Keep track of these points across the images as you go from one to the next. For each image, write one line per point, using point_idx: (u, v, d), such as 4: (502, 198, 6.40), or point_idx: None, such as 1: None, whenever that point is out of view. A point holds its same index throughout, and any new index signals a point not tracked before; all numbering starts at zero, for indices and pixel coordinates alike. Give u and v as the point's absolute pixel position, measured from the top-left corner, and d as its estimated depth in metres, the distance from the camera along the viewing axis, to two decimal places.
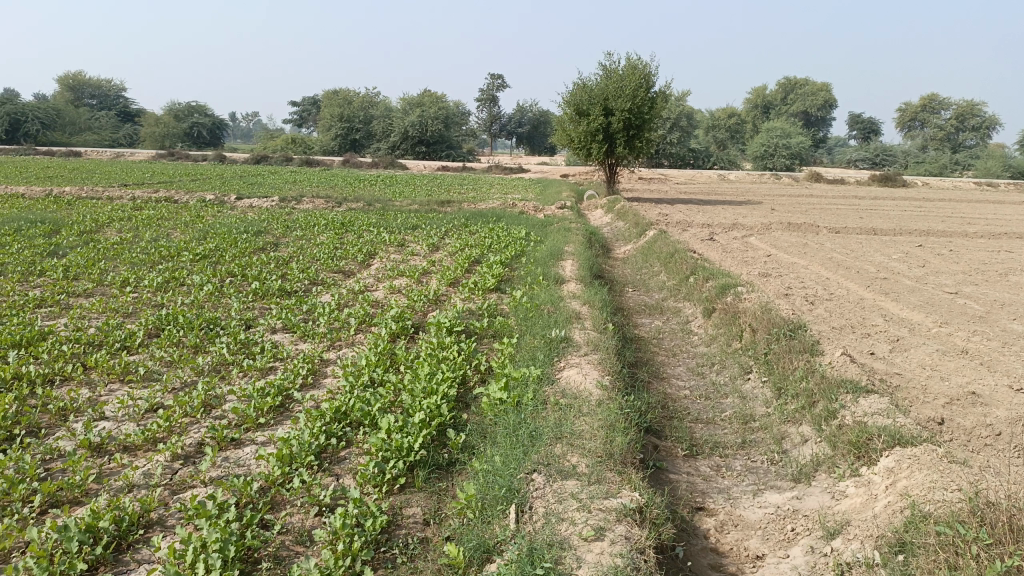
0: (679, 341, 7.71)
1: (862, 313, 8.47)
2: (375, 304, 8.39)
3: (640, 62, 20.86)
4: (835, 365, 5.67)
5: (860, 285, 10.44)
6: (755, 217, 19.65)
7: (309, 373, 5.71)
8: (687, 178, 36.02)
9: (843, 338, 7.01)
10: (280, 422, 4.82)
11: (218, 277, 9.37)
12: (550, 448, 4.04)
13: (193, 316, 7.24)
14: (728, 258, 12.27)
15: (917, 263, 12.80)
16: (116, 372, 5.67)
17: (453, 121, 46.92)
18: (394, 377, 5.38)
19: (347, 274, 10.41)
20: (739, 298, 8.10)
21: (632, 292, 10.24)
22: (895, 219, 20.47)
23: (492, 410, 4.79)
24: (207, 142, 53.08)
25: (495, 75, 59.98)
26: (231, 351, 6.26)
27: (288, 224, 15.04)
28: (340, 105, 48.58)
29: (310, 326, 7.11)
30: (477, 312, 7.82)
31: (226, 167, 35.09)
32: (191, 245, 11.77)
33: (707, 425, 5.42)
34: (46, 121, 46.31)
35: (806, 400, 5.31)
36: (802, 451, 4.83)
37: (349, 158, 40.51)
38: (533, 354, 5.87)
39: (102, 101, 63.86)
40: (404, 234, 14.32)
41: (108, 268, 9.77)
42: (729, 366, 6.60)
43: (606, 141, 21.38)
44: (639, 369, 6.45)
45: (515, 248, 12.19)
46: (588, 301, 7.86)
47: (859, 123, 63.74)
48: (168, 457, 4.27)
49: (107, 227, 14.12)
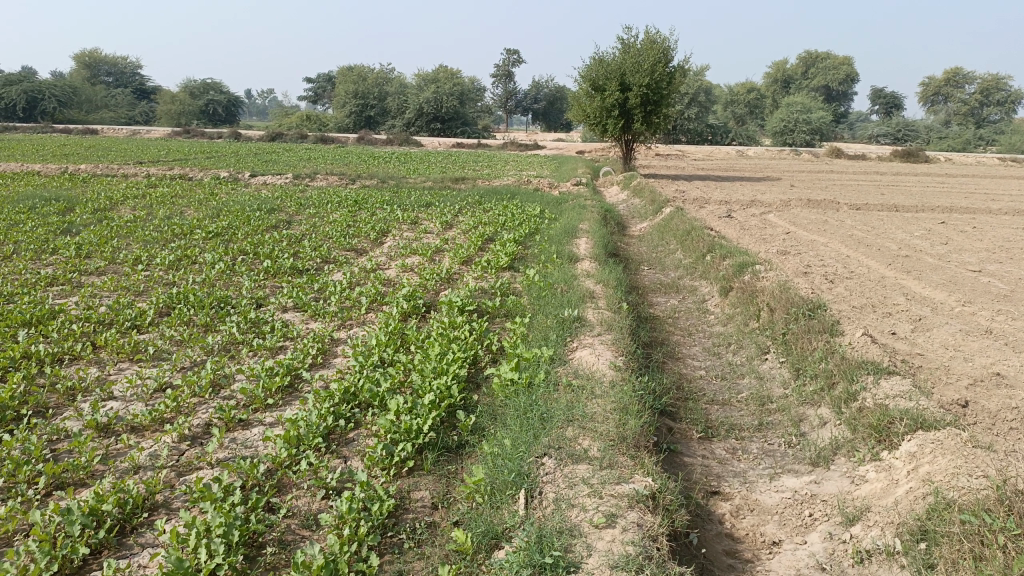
0: (695, 320, 7.58)
1: (883, 291, 8.30)
2: (387, 282, 8.32)
3: (659, 36, 20.49)
4: (855, 346, 5.52)
5: (880, 263, 10.24)
6: (773, 194, 19.36)
7: (318, 353, 5.66)
8: (705, 154, 35.58)
9: (863, 318, 6.85)
10: (289, 403, 4.77)
11: (229, 254, 9.33)
12: (562, 431, 3.95)
13: (203, 294, 7.20)
14: (746, 235, 12.08)
15: (940, 241, 12.55)
16: (124, 351, 5.65)
17: (468, 97, 46.59)
18: (405, 357, 5.31)
19: (360, 252, 10.34)
20: (757, 277, 7.94)
21: (647, 271, 10.10)
22: (918, 196, 20.10)
23: (504, 391, 4.71)
24: (222, 120, 53.13)
25: (511, 50, 59.44)
26: (241, 331, 6.22)
27: (302, 201, 14.99)
28: (355, 82, 48.33)
29: (320, 305, 7.05)
30: (489, 291, 7.73)
31: (241, 145, 35.06)
32: (204, 223, 11.74)
33: (723, 406, 5.31)
34: (63, 99, 46.43)
35: (826, 381, 5.18)
36: (820, 434, 4.71)
37: (364, 134, 40.35)
38: (546, 334, 5.77)
39: (119, 79, 63.97)
40: (417, 211, 14.22)
41: (120, 246, 9.76)
42: (746, 347, 6.47)
43: (623, 117, 21.11)
44: (653, 349, 6.34)
45: (529, 225, 12.06)
46: (602, 280, 7.74)
47: (881, 98, 62.66)
48: (174, 439, 4.23)
49: (121, 205, 14.12)
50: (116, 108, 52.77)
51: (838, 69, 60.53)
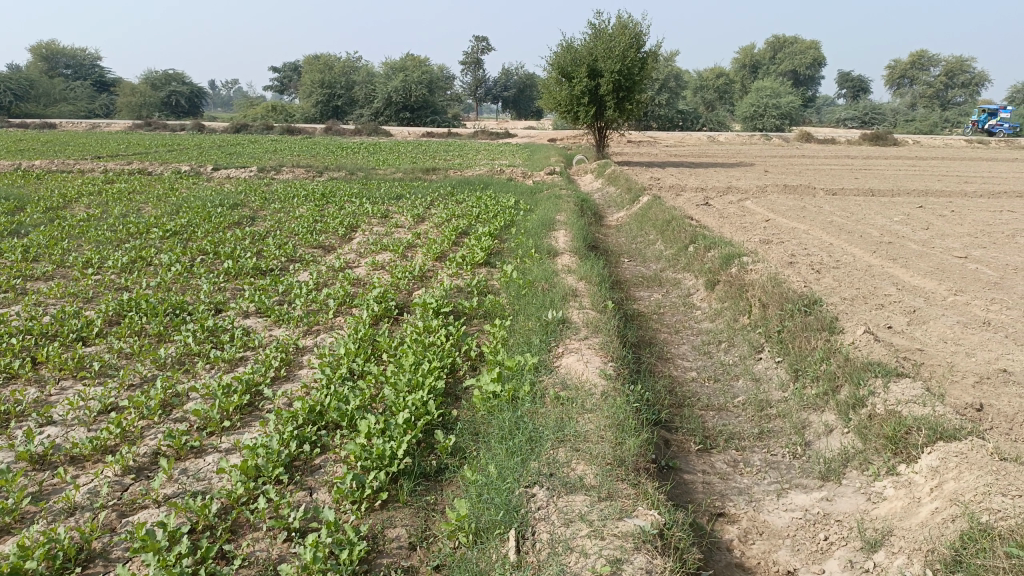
0: (681, 316, 7.23)
1: (873, 281, 8.00)
2: (357, 282, 7.86)
3: (630, 21, 20.08)
4: (858, 345, 5.20)
5: (865, 251, 9.97)
6: (748, 180, 19.12)
7: (282, 365, 5.21)
8: (677, 140, 35.39)
9: (858, 311, 6.53)
10: (248, 425, 4.32)
11: (188, 255, 8.80)
12: (553, 454, 3.57)
13: (157, 300, 6.68)
14: (726, 224, 11.77)
15: (921, 226, 12.34)
16: (67, 367, 5.14)
17: (438, 86, 45.93)
18: (376, 368, 4.88)
19: (328, 250, 9.84)
20: (745, 269, 7.60)
21: (628, 263, 9.74)
22: (892, 180, 19.96)
23: (485, 406, 4.30)
24: (185, 112, 51.77)
25: (479, 38, 58.75)
26: (197, 341, 5.73)
27: (266, 196, 14.39)
28: (321, 71, 47.41)
29: (285, 308, 6.58)
30: (466, 289, 7.31)
31: (205, 138, 34.22)
32: (162, 221, 11.14)
33: (720, 413, 4.95)
34: (18, 93, 44.85)
35: (829, 384, 4.84)
36: (827, 444, 4.38)
37: (332, 125, 39.51)
38: (528, 339, 5.38)
39: (77, 70, 61.95)
40: (387, 204, 13.72)
41: (71, 248, 9.17)
42: (738, 346, 6.12)
43: (595, 104, 20.73)
44: (641, 350, 5.98)
45: (504, 217, 11.63)
46: (583, 276, 7.35)
47: (848, 82, 63.00)
48: (117, 471, 3.76)
49: (75, 203, 13.43)
50: (75, 101, 51.24)
51: (805, 54, 60.72)
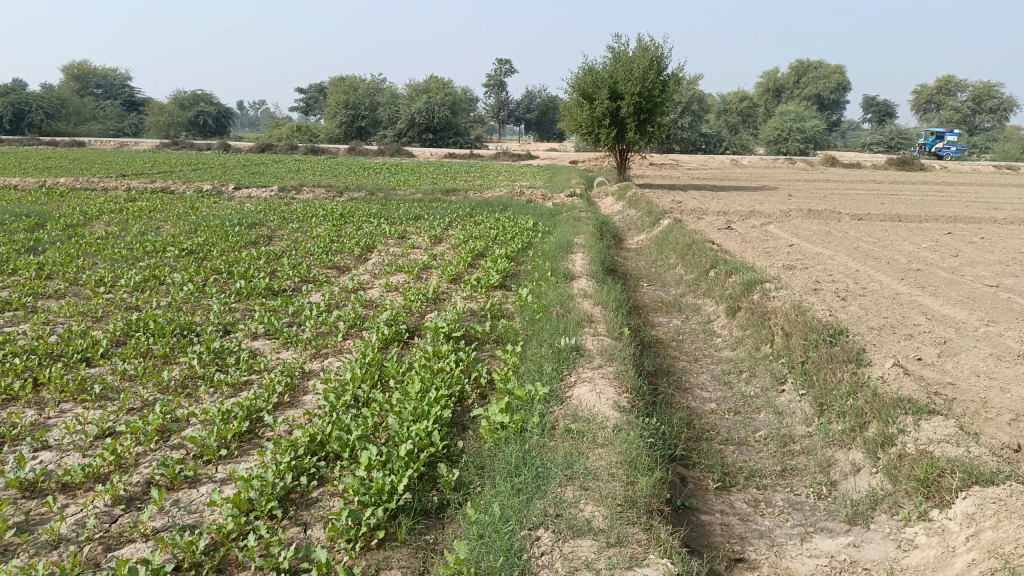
0: (701, 344, 7.01)
1: (902, 310, 7.73)
2: (369, 303, 7.73)
3: (651, 43, 20.00)
4: (887, 379, 4.94)
5: (893, 278, 9.69)
6: (771, 204, 18.86)
7: (286, 390, 5.06)
8: (699, 163, 35.20)
9: (886, 341, 6.26)
10: (246, 453, 4.16)
11: (201, 274, 8.73)
12: (560, 492, 3.37)
13: (165, 320, 6.58)
14: (748, 249, 11.54)
15: (950, 253, 12.03)
16: (68, 389, 5.03)
17: (460, 107, 46.16)
18: (382, 395, 4.71)
19: (342, 270, 9.74)
20: (767, 296, 7.37)
21: (647, 288, 9.54)
22: (919, 205, 19.56)
23: (493, 438, 4.12)
24: (212, 132, 52.41)
25: (502, 60, 59.06)
26: (203, 363, 5.60)
27: (285, 216, 14.37)
28: (345, 92, 47.87)
29: (294, 331, 6.45)
30: (479, 313, 7.15)
31: (230, 157, 34.61)
32: (179, 239, 11.12)
33: (740, 447, 4.73)
34: (50, 112, 45.62)
35: (856, 420, 4.60)
36: (854, 484, 4.14)
37: (355, 145, 39.77)
38: (540, 367, 5.19)
39: (108, 91, 63.11)
40: (405, 225, 13.65)
41: (86, 265, 9.14)
42: (759, 376, 5.89)
43: (615, 126, 20.61)
44: (658, 379, 5.76)
45: (522, 240, 11.48)
46: (600, 301, 7.16)
47: (873, 106, 62.46)
48: (107, 501, 3.62)
49: (96, 220, 13.50)
50: (105, 120, 52.09)
51: (829, 78, 60.41)
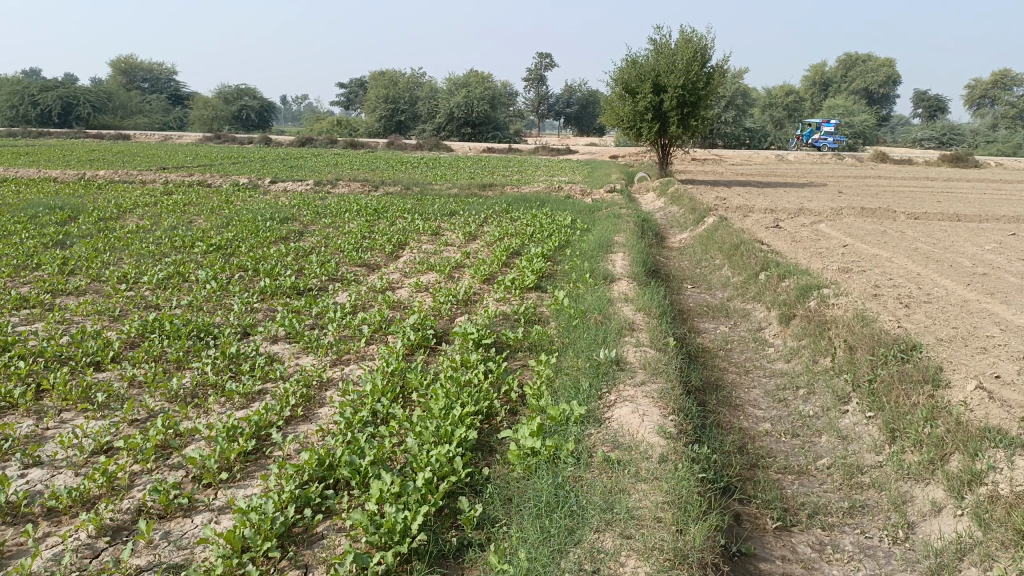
0: (751, 354, 6.47)
1: (972, 320, 7.09)
2: (397, 304, 7.34)
3: (696, 34, 19.35)
4: (970, 402, 4.37)
5: (958, 283, 8.99)
6: (821, 201, 18.05)
7: (300, 403, 4.67)
8: (744, 159, 34.30)
9: (960, 355, 5.66)
10: (250, 477, 3.78)
11: (226, 271, 8.44)
12: (597, 542, 2.93)
13: (181, 320, 6.24)
14: (799, 249, 10.91)
15: (1017, 255, 11.22)
16: (70, 396, 4.71)
17: (500, 101, 45.79)
18: (401, 412, 4.29)
19: (372, 268, 9.38)
20: (825, 303, 6.80)
21: (691, 290, 9.00)
22: (978, 204, 18.58)
23: (522, 465, 3.67)
24: (254, 125, 52.75)
25: (542, 54, 58.43)
26: (215, 370, 5.25)
27: (318, 210, 14.10)
28: (385, 86, 47.76)
29: (315, 334, 6.06)
30: (512, 317, 6.70)
31: (271, 150, 34.69)
32: (208, 234, 10.86)
33: (800, 477, 4.22)
34: (97, 105, 46.29)
35: (936, 452, 4.06)
36: (936, 529, 3.60)
37: (394, 139, 39.63)
38: (576, 382, 4.73)
39: (154, 84, 64.08)
40: (439, 221, 13.27)
41: (112, 261, 8.92)
42: (819, 394, 5.36)
43: (658, 120, 19.97)
44: (706, 395, 5.26)
45: (559, 237, 11.02)
46: (641, 306, 6.65)
47: (925, 101, 60.49)
48: (91, 532, 3.26)
49: (130, 213, 13.37)
50: (150, 114, 52.77)
51: (878, 72, 58.58)
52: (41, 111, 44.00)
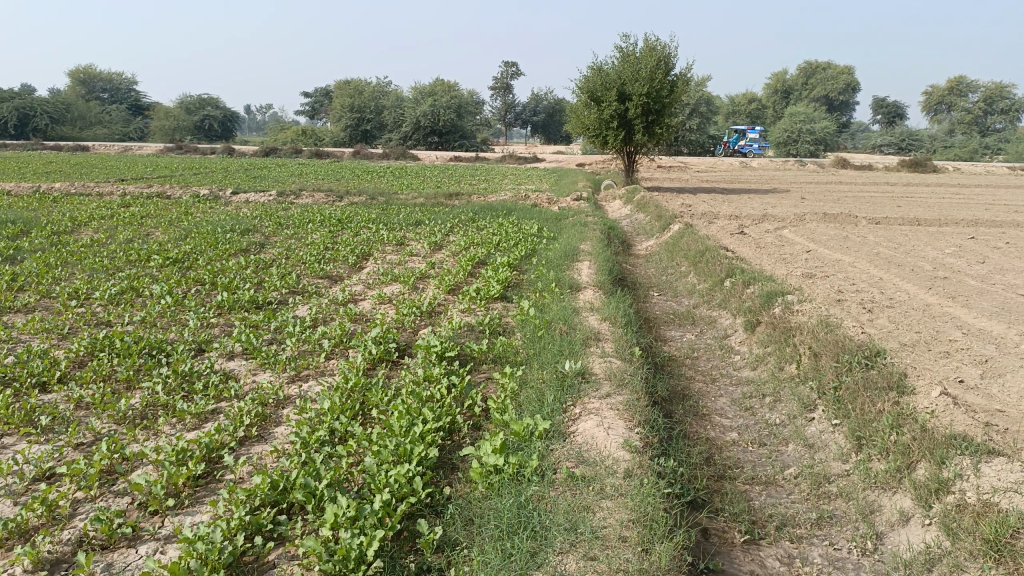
0: (718, 362, 6.43)
1: (935, 323, 7.14)
2: (359, 317, 7.19)
3: (659, 43, 19.48)
4: (935, 408, 4.34)
5: (919, 287, 9.07)
6: (784, 207, 18.22)
7: (255, 422, 4.51)
8: (708, 165, 34.61)
9: (923, 360, 5.67)
10: (199, 503, 3.62)
11: (183, 285, 8.21)
12: (560, 565, 2.83)
13: (133, 338, 6.02)
14: (763, 255, 10.96)
15: (976, 259, 11.39)
16: (11, 420, 4.50)
17: (466, 110, 45.72)
18: (360, 430, 4.15)
19: (334, 280, 9.21)
20: (790, 309, 6.80)
21: (658, 298, 8.97)
22: (937, 209, 18.91)
23: (484, 483, 3.55)
24: (218, 136, 52.05)
25: (508, 63, 58.57)
26: (167, 390, 5.05)
27: (280, 221, 13.86)
28: (350, 96, 47.45)
29: (273, 349, 5.89)
30: (477, 328, 6.59)
31: (234, 161, 34.21)
32: (166, 247, 10.60)
33: (767, 487, 4.16)
34: (55, 116, 45.33)
35: (902, 460, 4.02)
36: (904, 539, 3.55)
37: (360, 149, 39.34)
38: (541, 395, 4.63)
39: (114, 95, 62.98)
40: (404, 231, 13.12)
41: (63, 276, 8.63)
42: (785, 402, 5.32)
43: (623, 128, 20.04)
44: (673, 405, 5.19)
45: (525, 246, 10.94)
46: (607, 315, 6.58)
47: (883, 108, 61.73)
48: (27, 567, 3.09)
49: (85, 227, 13.00)
50: (110, 125, 51.79)
51: (838, 79, 59.66)
52: None
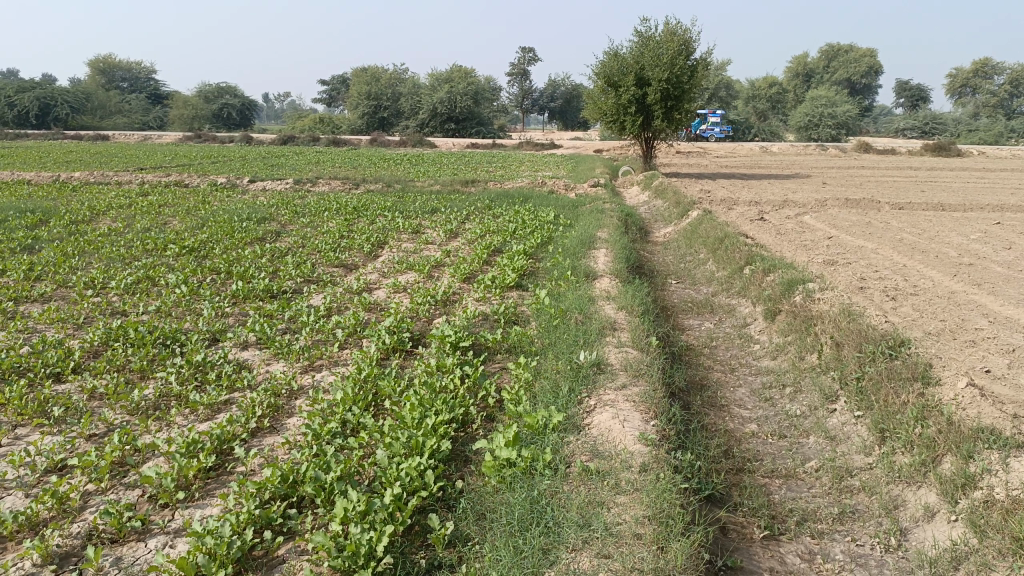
0: (737, 351, 6.32)
1: (960, 311, 6.98)
2: (373, 306, 7.14)
3: (680, 27, 19.23)
4: (962, 400, 4.22)
5: (944, 274, 8.88)
6: (805, 192, 17.95)
7: (267, 413, 4.47)
8: (727, 151, 34.24)
9: (949, 349, 5.52)
10: (210, 496, 3.59)
11: (198, 274, 8.21)
12: (573, 563, 2.77)
13: (147, 327, 6.00)
14: (784, 242, 10.79)
15: (1003, 245, 11.15)
16: (24, 411, 4.48)
17: (483, 97, 45.50)
18: (372, 421, 4.09)
19: (350, 269, 9.17)
20: (811, 297, 6.67)
21: (676, 286, 8.85)
22: (961, 193, 18.56)
23: (497, 476, 3.48)
24: (236, 124, 52.21)
25: (525, 48, 58.20)
26: (181, 380, 5.02)
27: (297, 209, 13.84)
28: (367, 83, 47.37)
29: (287, 339, 5.85)
30: (492, 317, 6.52)
31: (252, 149, 34.30)
32: (182, 236, 10.60)
33: (787, 481, 4.06)
34: (76, 105, 45.65)
35: (928, 454, 3.91)
36: (930, 535, 3.45)
37: (378, 136, 39.31)
38: (556, 386, 4.55)
39: (134, 84, 63.34)
40: (420, 218, 13.07)
41: (80, 265, 8.66)
42: (806, 393, 5.21)
43: (642, 114, 19.82)
44: (691, 396, 5.10)
45: (542, 234, 10.84)
46: (624, 304, 6.48)
47: (906, 91, 60.79)
48: (36, 561, 3.07)
49: (103, 216, 13.07)
50: (130, 114, 52.10)
51: (860, 62, 58.76)
52: (18, 112, 43.29)
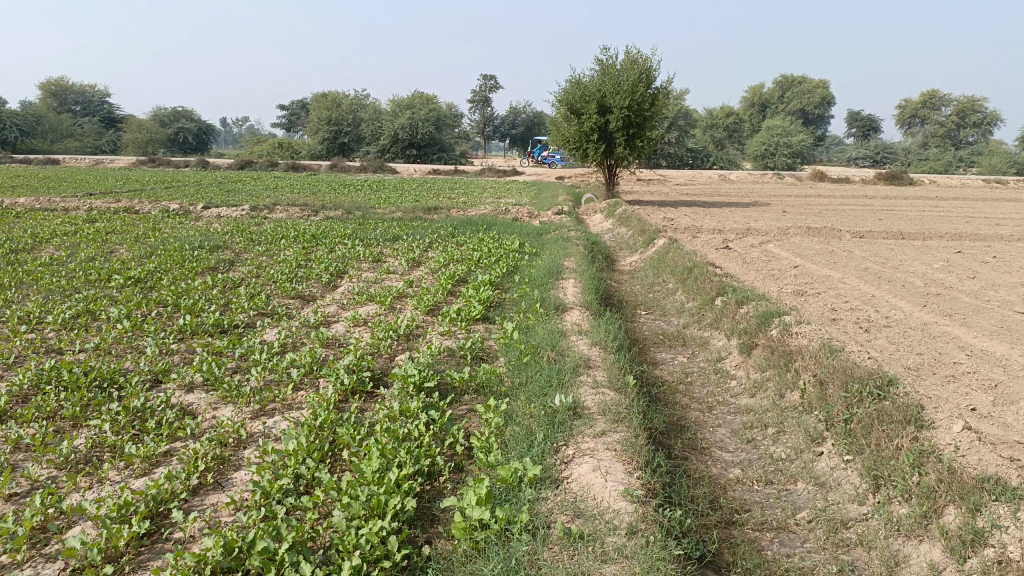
0: (713, 388, 6.05)
1: (936, 344, 6.83)
2: (331, 341, 6.74)
3: (640, 56, 19.28)
4: (960, 446, 3.98)
5: (914, 305, 8.78)
6: (767, 221, 18.02)
7: (212, 467, 4.05)
8: (687, 179, 34.57)
9: (932, 386, 5.33)
10: (143, 569, 3.17)
11: (144, 307, 7.71)
12: None
13: (83, 368, 5.51)
14: (751, 271, 10.66)
15: (966, 274, 11.17)
16: None
17: (445, 123, 45.36)
18: (329, 476, 3.70)
19: (307, 301, 8.74)
20: (787, 331, 6.46)
21: (645, 317, 8.61)
22: (918, 222, 18.77)
23: (468, 541, 3.13)
24: (192, 149, 51.22)
25: (488, 76, 58.57)
26: (117, 429, 4.57)
27: (253, 237, 13.34)
28: (328, 108, 46.96)
29: (236, 380, 5.42)
30: (458, 353, 6.17)
31: (208, 174, 33.53)
32: (129, 266, 10.05)
33: (779, 534, 3.77)
34: (25, 128, 44.30)
35: (929, 505, 3.66)
36: None
37: (338, 162, 38.84)
38: (530, 434, 4.21)
39: (86, 108, 61.80)
40: (382, 247, 12.68)
41: (15, 298, 8.08)
42: (790, 434, 4.96)
43: (604, 141, 19.76)
44: (671, 440, 4.80)
45: (507, 263, 10.55)
46: (596, 339, 6.17)
47: (857, 121, 62.36)
48: None
49: (46, 244, 12.42)
50: (81, 137, 50.73)
51: (813, 93, 60.25)
52: None
